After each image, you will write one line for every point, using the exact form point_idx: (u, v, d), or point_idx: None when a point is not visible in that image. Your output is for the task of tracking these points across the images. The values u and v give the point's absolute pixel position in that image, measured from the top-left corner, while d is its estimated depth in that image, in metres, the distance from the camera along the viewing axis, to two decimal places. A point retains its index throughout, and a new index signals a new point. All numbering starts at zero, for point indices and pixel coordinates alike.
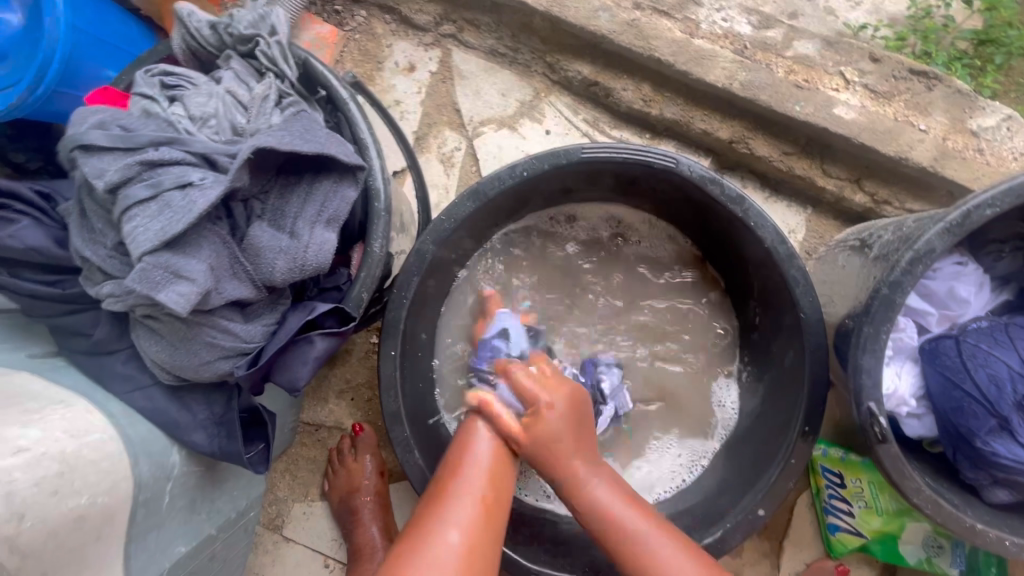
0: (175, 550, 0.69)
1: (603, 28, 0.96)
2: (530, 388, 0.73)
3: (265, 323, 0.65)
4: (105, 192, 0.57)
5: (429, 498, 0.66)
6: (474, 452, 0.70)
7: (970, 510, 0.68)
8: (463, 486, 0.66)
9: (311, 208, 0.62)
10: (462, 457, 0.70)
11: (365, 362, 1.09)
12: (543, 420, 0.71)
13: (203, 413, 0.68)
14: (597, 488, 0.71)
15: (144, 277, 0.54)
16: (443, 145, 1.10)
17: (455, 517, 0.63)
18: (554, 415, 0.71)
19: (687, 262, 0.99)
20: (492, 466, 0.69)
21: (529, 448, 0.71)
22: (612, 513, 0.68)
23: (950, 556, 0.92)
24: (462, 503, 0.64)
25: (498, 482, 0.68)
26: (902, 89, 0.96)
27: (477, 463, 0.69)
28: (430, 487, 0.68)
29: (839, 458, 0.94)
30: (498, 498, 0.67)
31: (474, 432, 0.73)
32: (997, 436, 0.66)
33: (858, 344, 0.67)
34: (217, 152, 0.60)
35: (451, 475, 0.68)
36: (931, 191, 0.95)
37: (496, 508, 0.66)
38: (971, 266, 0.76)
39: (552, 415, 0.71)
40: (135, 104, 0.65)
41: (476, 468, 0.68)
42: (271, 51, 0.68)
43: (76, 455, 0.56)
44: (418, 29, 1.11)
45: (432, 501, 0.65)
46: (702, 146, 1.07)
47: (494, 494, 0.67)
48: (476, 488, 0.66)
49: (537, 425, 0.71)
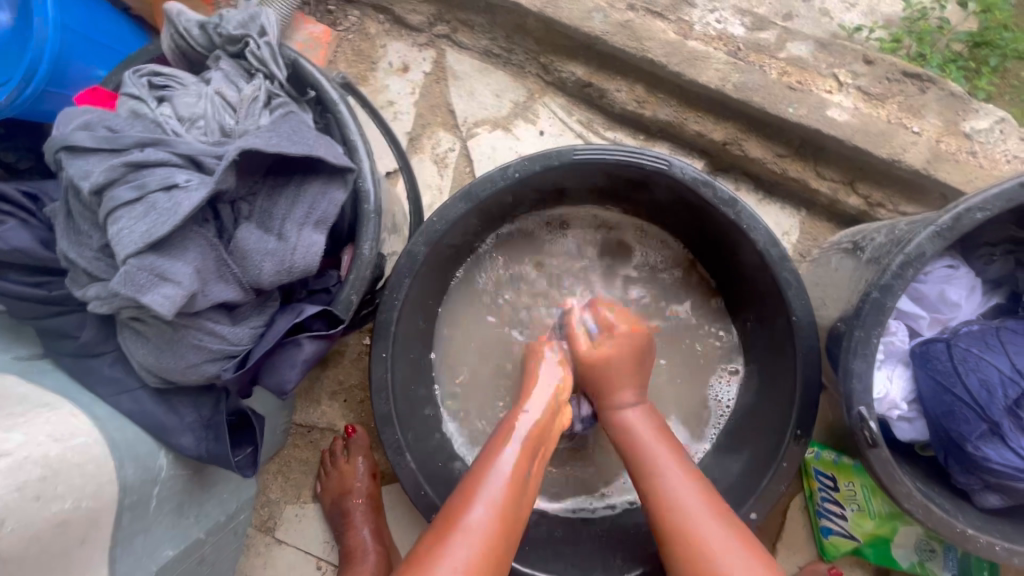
0: (163, 554, 0.69)
1: (596, 29, 0.96)
2: (615, 321, 0.87)
3: (253, 325, 0.64)
4: (91, 193, 0.56)
5: (438, 526, 0.63)
6: (487, 482, 0.66)
7: (961, 515, 0.68)
8: (470, 522, 0.61)
9: (299, 210, 0.61)
10: (473, 487, 0.65)
11: (358, 363, 1.08)
12: (625, 342, 0.83)
13: (191, 416, 0.67)
14: (636, 415, 0.78)
15: (129, 279, 0.54)
16: (436, 145, 1.10)
17: (457, 557, 0.59)
18: (626, 344, 0.83)
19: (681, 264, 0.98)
20: (503, 498, 0.64)
21: (592, 361, 0.83)
22: (650, 444, 0.73)
23: (942, 560, 0.92)
24: (472, 534, 0.61)
25: (510, 516, 0.64)
26: (896, 91, 0.96)
27: (491, 493, 0.64)
28: (438, 522, 0.64)
29: (832, 461, 0.95)
30: (508, 534, 0.63)
31: (489, 459, 0.69)
32: (988, 440, 0.66)
33: (849, 348, 0.66)
34: (203, 154, 0.59)
35: (461, 507, 0.63)
36: (925, 194, 0.95)
37: (507, 544, 0.62)
38: (962, 269, 0.76)
39: (631, 343, 0.84)
40: (122, 105, 0.65)
41: (486, 502, 0.63)
42: (261, 52, 0.68)
43: (60, 459, 0.55)
44: (413, 29, 1.11)
45: (436, 539, 0.61)
46: (696, 148, 1.06)
47: (504, 531, 0.62)
48: (484, 522, 0.62)
49: (608, 347, 0.83)
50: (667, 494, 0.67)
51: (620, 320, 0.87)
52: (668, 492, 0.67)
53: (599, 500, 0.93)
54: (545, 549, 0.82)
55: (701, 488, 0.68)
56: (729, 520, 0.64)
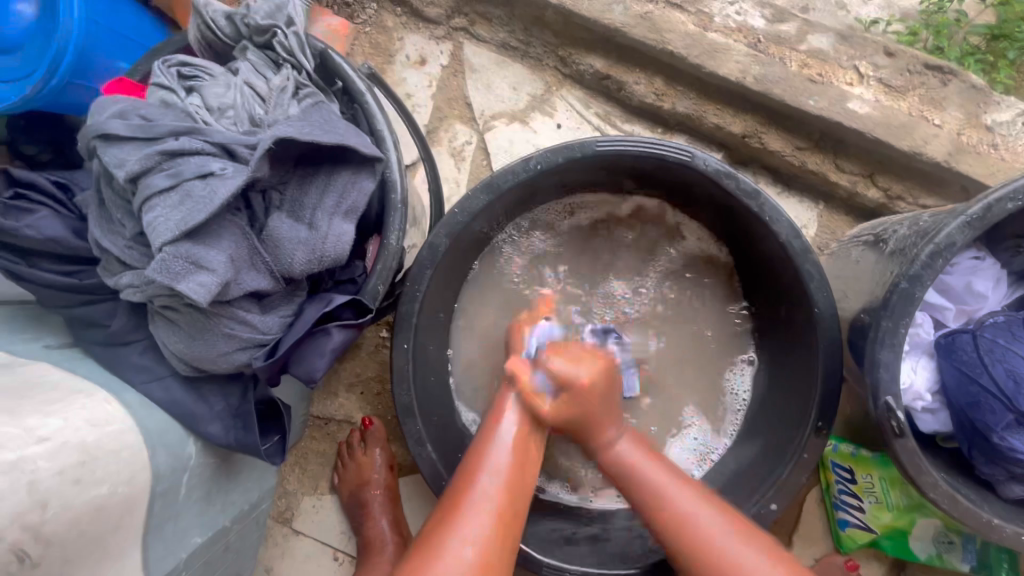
0: (191, 541, 0.69)
1: (616, 21, 0.96)
2: (573, 362, 0.74)
3: (282, 315, 0.65)
4: (126, 181, 0.57)
5: (445, 503, 0.64)
6: (491, 455, 0.68)
7: (986, 505, 0.68)
8: (478, 495, 0.63)
9: (329, 200, 0.62)
10: (477, 463, 0.67)
11: (375, 355, 1.09)
12: (586, 390, 0.73)
13: (219, 405, 0.68)
14: (625, 446, 0.74)
15: (165, 267, 0.54)
16: (454, 138, 1.10)
17: (467, 530, 0.60)
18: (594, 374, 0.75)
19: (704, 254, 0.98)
20: (508, 470, 0.66)
21: (562, 419, 0.73)
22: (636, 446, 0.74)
23: (961, 552, 0.92)
24: (479, 509, 0.62)
25: (514, 488, 0.66)
26: (916, 84, 0.95)
27: (494, 466, 0.66)
28: (445, 497, 0.65)
29: (850, 453, 0.94)
30: (514, 508, 0.64)
31: (489, 434, 0.71)
32: (1015, 430, 0.66)
33: (876, 339, 0.67)
34: (236, 143, 0.59)
35: (467, 481, 0.65)
36: (945, 187, 0.94)
37: (512, 516, 0.64)
38: (988, 261, 0.76)
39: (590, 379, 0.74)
40: (152, 94, 0.65)
41: (491, 472, 0.66)
42: (288, 41, 0.68)
43: (97, 445, 0.56)
44: (430, 22, 1.11)
45: (445, 514, 0.62)
46: (714, 141, 1.06)
47: (509, 504, 0.64)
48: (491, 496, 0.63)
49: (574, 400, 0.73)
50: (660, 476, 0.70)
51: (571, 355, 0.76)
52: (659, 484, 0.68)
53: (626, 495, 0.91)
54: (566, 539, 0.83)
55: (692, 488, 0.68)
56: (713, 501, 0.67)
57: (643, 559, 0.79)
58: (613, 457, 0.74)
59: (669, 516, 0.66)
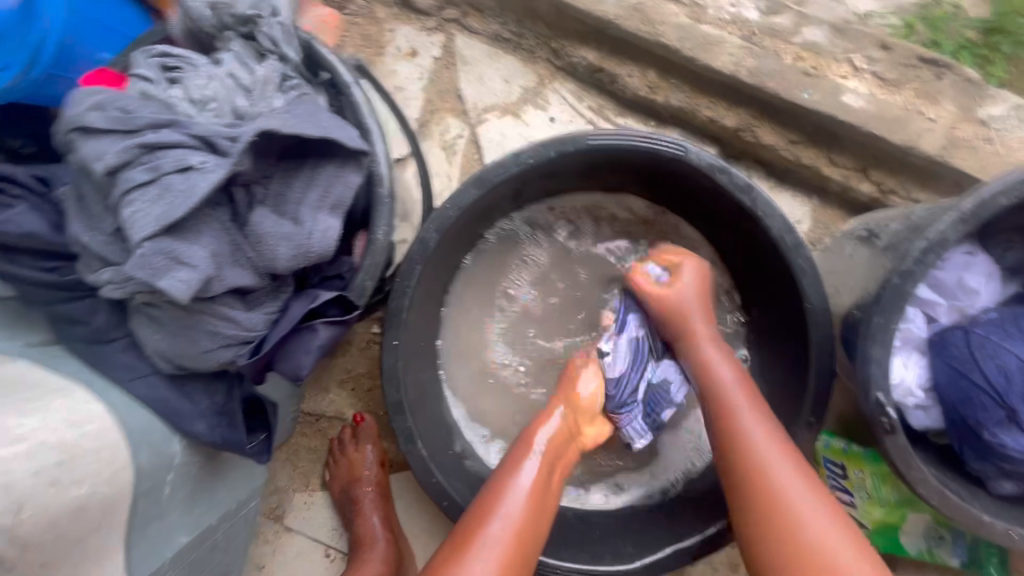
0: (176, 541, 0.69)
1: (609, 12, 0.94)
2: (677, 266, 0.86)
3: (267, 311, 0.63)
4: (103, 175, 0.55)
5: (453, 542, 0.62)
6: (507, 499, 0.65)
7: (976, 502, 0.68)
8: (489, 535, 0.61)
9: (314, 194, 0.61)
10: (488, 504, 0.65)
11: (366, 352, 1.08)
12: (685, 288, 0.84)
13: (204, 403, 0.67)
14: (726, 371, 0.74)
15: (144, 263, 0.53)
16: (445, 132, 1.09)
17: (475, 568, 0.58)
18: (693, 287, 0.84)
19: (706, 258, 0.96)
20: (522, 512, 0.64)
21: (673, 303, 0.83)
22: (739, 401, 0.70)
23: (950, 546, 0.92)
24: (490, 547, 0.60)
25: (528, 529, 0.63)
26: (912, 77, 0.94)
27: (508, 511, 0.64)
28: (454, 536, 0.63)
29: (841, 449, 0.95)
30: (523, 555, 0.62)
31: (508, 474, 0.69)
32: (1006, 428, 0.66)
33: (868, 335, 0.66)
34: (217, 135, 0.57)
35: (478, 519, 0.64)
36: (939, 181, 0.94)
37: (522, 561, 0.62)
38: (980, 257, 0.76)
39: (691, 278, 0.84)
40: (132, 86, 0.64)
41: (504, 518, 0.63)
42: (272, 32, 0.66)
43: (75, 445, 0.55)
44: (420, 13, 1.09)
45: (453, 553, 0.60)
46: (707, 135, 1.05)
47: (521, 547, 0.62)
48: (501, 533, 0.62)
49: (671, 293, 0.83)
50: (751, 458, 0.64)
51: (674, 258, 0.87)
52: (748, 446, 0.65)
53: (616, 493, 0.91)
54: (557, 536, 0.82)
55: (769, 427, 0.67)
56: (798, 460, 0.64)
57: (635, 555, 0.78)
58: (702, 356, 0.78)
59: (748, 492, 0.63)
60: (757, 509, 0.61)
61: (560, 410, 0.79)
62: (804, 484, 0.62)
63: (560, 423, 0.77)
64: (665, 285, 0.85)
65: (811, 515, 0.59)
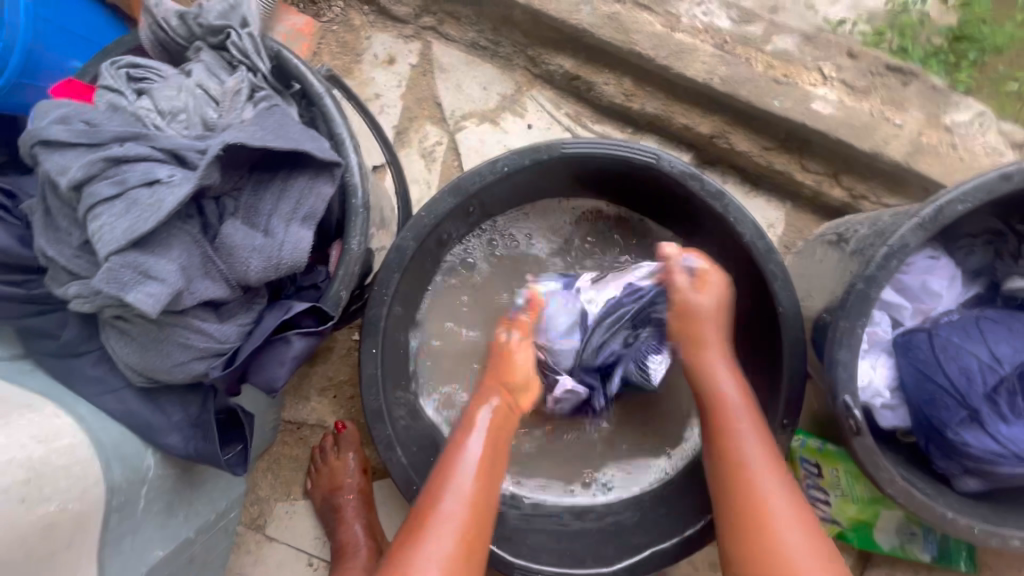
0: (153, 554, 0.68)
1: (583, 21, 0.96)
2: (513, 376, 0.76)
3: (240, 323, 0.63)
4: (69, 190, 0.55)
5: (410, 523, 0.66)
6: (456, 475, 0.68)
7: (941, 499, 0.70)
8: (442, 513, 0.65)
9: (285, 206, 0.61)
10: (441, 488, 0.67)
11: (347, 359, 1.08)
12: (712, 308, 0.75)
13: (178, 416, 0.66)
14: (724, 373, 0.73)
15: (112, 278, 0.53)
16: (424, 139, 1.09)
17: (429, 550, 0.62)
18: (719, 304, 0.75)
19: None
20: (473, 495, 0.67)
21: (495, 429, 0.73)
22: (758, 467, 0.66)
23: (922, 542, 0.94)
24: (440, 528, 0.64)
25: (480, 513, 0.66)
26: (878, 85, 0.97)
27: (461, 487, 0.67)
28: (415, 508, 0.68)
29: (817, 448, 0.96)
30: (480, 529, 0.66)
31: (454, 454, 0.70)
32: (968, 426, 0.68)
33: (834, 338, 0.68)
34: (185, 149, 0.58)
35: (431, 501, 0.66)
36: (907, 186, 0.96)
37: (477, 541, 0.65)
38: (943, 260, 0.78)
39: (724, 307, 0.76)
40: (100, 98, 0.63)
41: (456, 494, 0.66)
42: (242, 42, 0.66)
43: (45, 461, 0.55)
44: (398, 21, 1.10)
45: (410, 535, 0.64)
46: (684, 141, 1.07)
47: (474, 522, 0.66)
48: (455, 519, 0.65)
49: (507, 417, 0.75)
50: (768, 514, 0.64)
51: (514, 361, 0.77)
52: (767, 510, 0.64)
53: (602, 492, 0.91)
54: (538, 540, 0.83)
55: (761, 429, 0.69)
56: (798, 501, 0.65)
57: (615, 558, 0.79)
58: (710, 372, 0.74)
59: (768, 534, 0.63)
60: (739, 488, 0.66)
61: (493, 401, 0.75)
62: (805, 539, 0.62)
63: (491, 415, 0.73)
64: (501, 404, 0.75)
65: (786, 515, 0.63)
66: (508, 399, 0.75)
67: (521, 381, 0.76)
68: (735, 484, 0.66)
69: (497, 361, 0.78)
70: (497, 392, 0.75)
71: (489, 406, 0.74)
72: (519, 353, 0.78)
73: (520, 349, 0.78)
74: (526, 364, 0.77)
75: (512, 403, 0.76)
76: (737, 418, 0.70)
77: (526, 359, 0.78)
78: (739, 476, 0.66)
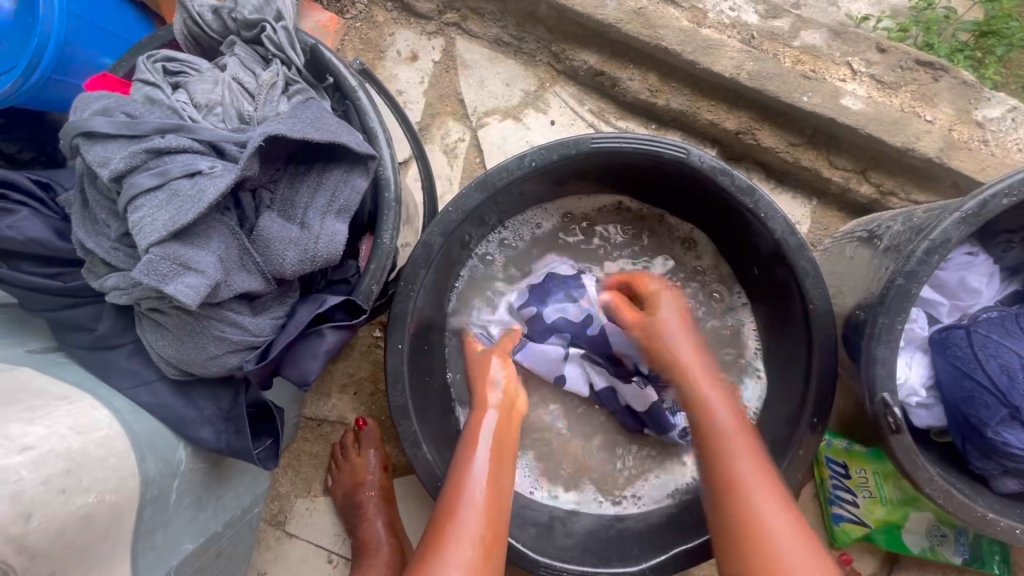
0: (182, 548, 0.68)
1: (609, 16, 0.95)
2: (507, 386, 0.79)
3: (274, 316, 0.64)
4: (110, 181, 0.55)
5: (428, 537, 0.63)
6: (469, 484, 0.66)
7: (981, 500, 0.68)
8: (461, 521, 0.63)
9: (321, 199, 0.61)
10: (454, 503, 0.65)
11: (368, 356, 1.07)
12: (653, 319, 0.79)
13: (209, 409, 0.66)
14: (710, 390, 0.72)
15: (151, 269, 0.52)
16: (446, 136, 1.09)
17: (453, 557, 0.60)
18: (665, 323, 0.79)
19: (710, 268, 0.97)
20: (486, 500, 0.65)
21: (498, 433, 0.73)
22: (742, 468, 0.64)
23: (953, 545, 0.92)
24: (458, 536, 0.62)
25: (497, 514, 0.65)
26: (909, 80, 0.95)
27: (473, 495, 0.65)
28: (431, 523, 0.65)
29: (844, 449, 0.95)
30: (498, 533, 0.64)
31: (462, 463, 0.69)
32: (1008, 425, 0.66)
33: (872, 335, 0.67)
34: (225, 140, 0.59)
35: (447, 521, 0.64)
36: (937, 182, 0.94)
37: (496, 545, 0.63)
38: (981, 256, 0.77)
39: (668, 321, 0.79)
40: (136, 90, 0.63)
41: (473, 503, 0.65)
42: (277, 36, 0.66)
43: (83, 451, 0.55)
44: (421, 17, 1.10)
45: (432, 548, 0.62)
46: (708, 137, 1.06)
47: (494, 525, 0.64)
48: (473, 528, 0.62)
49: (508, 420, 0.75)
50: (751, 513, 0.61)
51: (497, 374, 0.80)
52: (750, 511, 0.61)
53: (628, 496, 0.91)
54: (563, 539, 0.82)
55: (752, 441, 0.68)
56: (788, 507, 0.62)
57: (641, 557, 0.78)
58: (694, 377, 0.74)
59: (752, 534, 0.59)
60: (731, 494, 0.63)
61: (491, 411, 0.75)
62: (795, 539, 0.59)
63: (494, 419, 0.74)
64: (498, 408, 0.76)
65: (777, 528, 0.59)
66: (507, 404, 0.77)
67: (507, 386, 0.79)
68: (728, 499, 0.63)
69: (483, 374, 0.80)
70: (495, 396, 0.77)
71: (490, 413, 0.75)
72: (498, 363, 0.82)
73: (502, 362, 0.82)
74: (508, 373, 0.81)
75: (510, 407, 0.77)
76: (729, 435, 0.67)
77: (505, 372, 0.81)
78: (730, 492, 0.63)
